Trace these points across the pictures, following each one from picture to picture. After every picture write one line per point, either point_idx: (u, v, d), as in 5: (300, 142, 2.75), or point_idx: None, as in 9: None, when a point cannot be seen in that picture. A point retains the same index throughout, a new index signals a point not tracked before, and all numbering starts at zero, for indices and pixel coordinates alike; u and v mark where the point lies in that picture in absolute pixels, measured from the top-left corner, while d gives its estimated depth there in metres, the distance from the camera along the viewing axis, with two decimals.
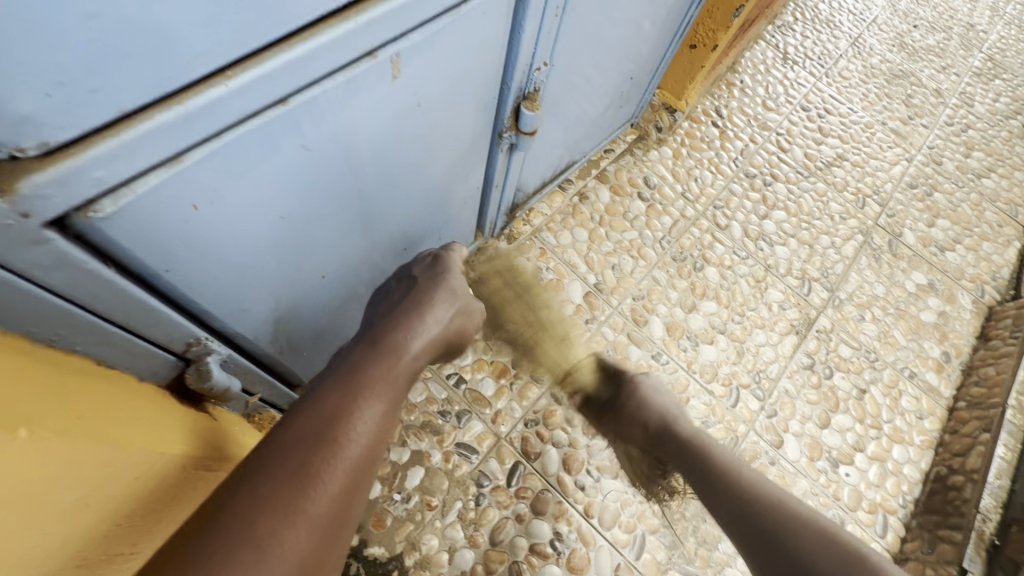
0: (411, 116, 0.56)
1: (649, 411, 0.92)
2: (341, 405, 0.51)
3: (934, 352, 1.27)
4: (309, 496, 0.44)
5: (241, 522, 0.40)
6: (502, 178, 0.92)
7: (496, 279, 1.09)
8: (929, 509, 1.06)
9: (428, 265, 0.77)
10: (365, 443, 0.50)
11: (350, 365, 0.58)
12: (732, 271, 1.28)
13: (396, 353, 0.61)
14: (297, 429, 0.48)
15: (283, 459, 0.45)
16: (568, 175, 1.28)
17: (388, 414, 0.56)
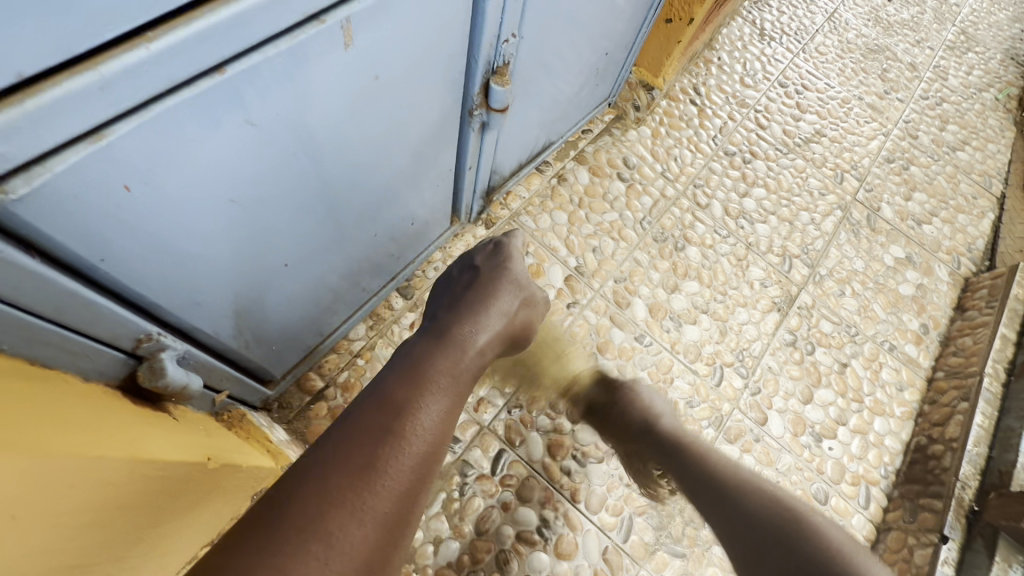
0: (371, 90, 0.52)
1: (640, 409, 0.90)
2: (407, 401, 0.55)
3: (912, 325, 1.28)
4: (376, 490, 0.47)
5: (308, 514, 0.43)
6: (475, 160, 0.89)
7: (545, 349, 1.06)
8: (910, 479, 1.08)
9: (487, 261, 0.82)
10: (428, 439, 0.53)
11: (411, 362, 0.61)
12: (714, 250, 1.27)
13: (452, 355, 0.64)
14: (366, 420, 0.52)
15: (353, 447, 0.49)
16: (545, 157, 1.25)
17: (453, 410, 0.59)
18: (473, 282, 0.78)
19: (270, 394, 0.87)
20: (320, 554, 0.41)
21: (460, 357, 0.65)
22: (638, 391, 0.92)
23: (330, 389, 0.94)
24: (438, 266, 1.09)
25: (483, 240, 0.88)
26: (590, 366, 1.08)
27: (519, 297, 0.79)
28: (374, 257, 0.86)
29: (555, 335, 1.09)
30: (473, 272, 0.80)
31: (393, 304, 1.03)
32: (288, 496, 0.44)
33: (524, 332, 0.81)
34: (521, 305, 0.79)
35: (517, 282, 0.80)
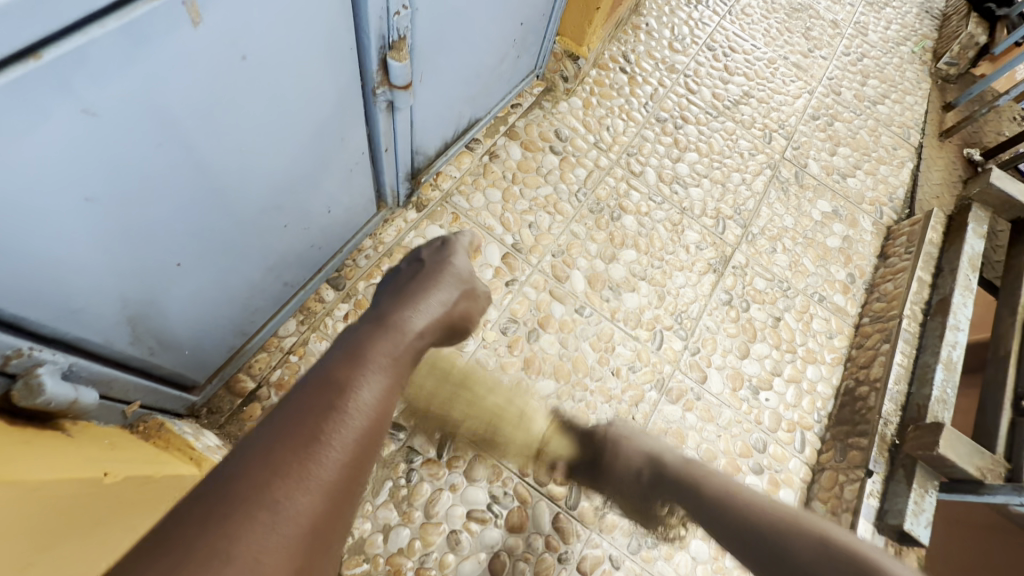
0: (238, 69, 0.49)
1: (633, 453, 0.85)
2: (354, 371, 0.51)
3: (840, 275, 1.33)
4: (323, 457, 0.43)
5: (251, 483, 0.40)
6: (391, 140, 0.87)
7: (427, 380, 0.93)
8: (840, 421, 1.14)
9: (433, 254, 0.75)
10: (378, 409, 0.50)
11: (355, 340, 0.56)
12: (649, 217, 1.29)
13: (399, 332, 0.59)
14: (306, 394, 0.48)
15: (292, 422, 0.45)
16: (474, 134, 1.23)
17: (399, 384, 0.55)
18: (419, 272, 0.72)
19: (196, 400, 0.84)
20: (265, 524, 0.38)
21: (406, 334, 0.60)
22: (621, 433, 0.88)
23: (262, 389, 0.92)
24: (369, 253, 1.06)
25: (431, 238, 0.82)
26: (532, 341, 1.09)
27: (472, 280, 0.74)
28: (293, 251, 0.83)
29: (495, 397, 0.97)
30: (418, 265, 0.73)
31: (324, 296, 1.00)
32: (225, 475, 0.41)
33: (476, 319, 0.74)
34: (476, 287, 0.74)
35: (469, 264, 0.76)
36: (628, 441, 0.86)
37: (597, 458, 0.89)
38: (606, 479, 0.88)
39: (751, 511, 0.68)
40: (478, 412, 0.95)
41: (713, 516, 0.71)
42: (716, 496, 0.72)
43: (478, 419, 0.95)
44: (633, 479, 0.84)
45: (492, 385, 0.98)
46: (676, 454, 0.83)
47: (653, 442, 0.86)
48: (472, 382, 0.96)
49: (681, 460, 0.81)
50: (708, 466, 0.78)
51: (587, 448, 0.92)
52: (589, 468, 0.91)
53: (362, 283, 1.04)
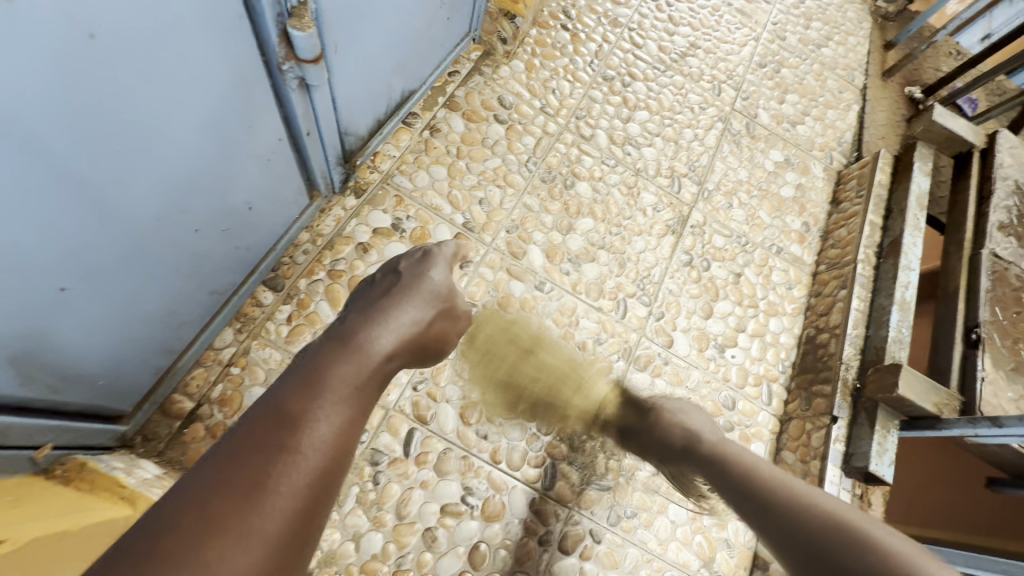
0: (87, 53, 0.42)
1: (675, 432, 0.86)
2: (306, 410, 0.47)
3: (795, 225, 1.33)
4: (264, 509, 0.40)
5: (184, 540, 0.37)
6: (313, 123, 0.78)
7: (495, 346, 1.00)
8: (804, 369, 1.15)
9: (410, 267, 0.71)
10: (331, 450, 0.46)
11: (307, 369, 0.52)
12: (604, 181, 1.24)
13: (357, 360, 0.54)
14: (252, 433, 0.45)
15: (236, 462, 0.42)
16: (411, 108, 1.14)
17: (359, 419, 0.51)
18: (392, 286, 0.67)
19: (127, 429, 0.76)
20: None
21: (368, 358, 0.55)
22: (672, 410, 0.89)
23: (203, 407, 0.84)
24: (307, 248, 0.98)
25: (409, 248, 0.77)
26: (492, 324, 1.04)
27: (446, 299, 0.68)
28: (215, 256, 0.75)
29: (569, 360, 1.04)
30: (394, 278, 0.68)
31: (262, 300, 0.92)
32: (160, 525, 0.38)
33: (449, 342, 0.68)
34: (449, 309, 0.68)
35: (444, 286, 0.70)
36: (671, 415, 0.88)
37: (642, 427, 0.91)
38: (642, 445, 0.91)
39: (782, 499, 0.66)
40: (552, 376, 1.01)
41: (743, 497, 0.70)
42: (741, 476, 0.73)
43: (549, 382, 1.00)
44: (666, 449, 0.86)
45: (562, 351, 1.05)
46: (713, 436, 0.83)
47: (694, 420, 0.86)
48: (543, 352, 1.02)
49: (719, 445, 0.80)
50: (740, 448, 0.78)
51: (633, 417, 0.95)
52: (632, 435, 0.94)
53: (304, 281, 0.96)
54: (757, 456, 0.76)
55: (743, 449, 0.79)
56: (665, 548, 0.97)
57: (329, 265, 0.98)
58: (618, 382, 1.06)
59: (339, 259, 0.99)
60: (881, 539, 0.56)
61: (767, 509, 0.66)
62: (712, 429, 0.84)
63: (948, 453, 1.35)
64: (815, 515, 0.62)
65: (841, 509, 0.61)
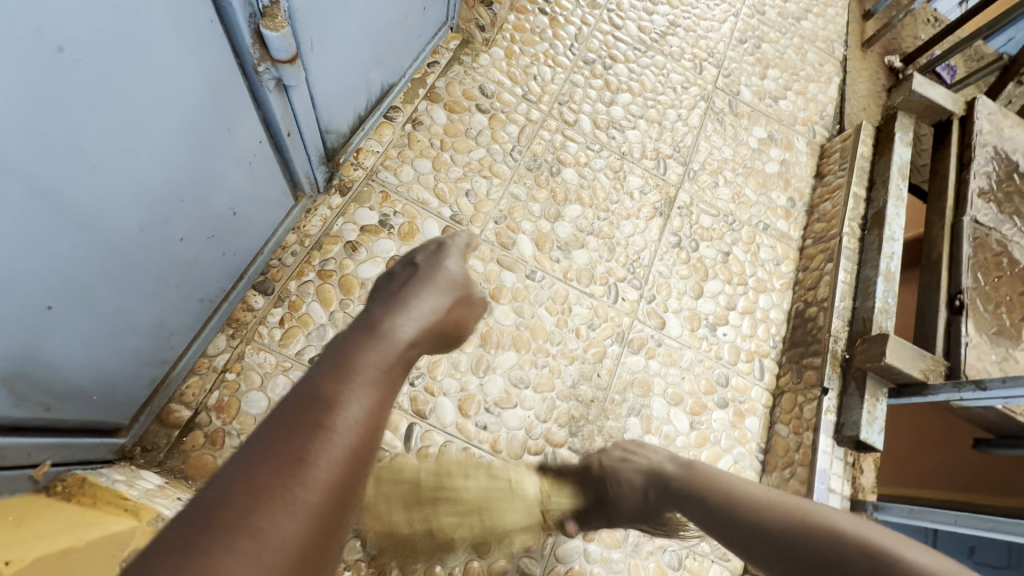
0: (58, 67, 0.41)
1: (633, 476, 0.79)
2: (339, 388, 0.47)
3: (781, 201, 1.35)
4: (305, 482, 0.40)
5: (231, 514, 0.38)
6: (293, 123, 0.77)
7: (395, 490, 0.85)
8: (795, 343, 1.17)
9: (426, 260, 0.71)
10: (367, 427, 0.46)
11: (337, 351, 0.51)
12: (589, 167, 1.24)
13: (385, 342, 0.54)
14: (288, 414, 0.44)
15: (273, 441, 0.42)
16: (391, 102, 1.13)
17: (391, 397, 0.50)
18: (412, 276, 0.67)
19: (125, 441, 0.76)
20: (246, 556, 0.36)
21: (396, 341, 0.54)
22: (617, 459, 0.83)
23: (201, 415, 0.84)
24: (295, 249, 0.97)
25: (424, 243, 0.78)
26: (486, 315, 1.05)
27: (459, 290, 0.69)
28: (203, 263, 0.74)
29: (483, 475, 0.89)
30: (411, 271, 0.69)
31: (253, 304, 0.92)
32: (207, 502, 0.39)
33: (466, 327, 0.69)
34: (463, 297, 0.68)
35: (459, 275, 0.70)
36: (624, 465, 0.81)
37: (599, 493, 0.83)
38: (608, 512, 0.82)
39: (780, 523, 0.59)
40: (475, 504, 0.86)
41: (734, 529, 0.63)
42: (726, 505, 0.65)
43: (472, 513, 0.86)
44: (635, 499, 0.79)
45: (471, 475, 0.89)
46: (678, 464, 0.76)
47: (652, 456, 0.80)
48: (457, 476, 0.88)
49: (689, 472, 0.74)
50: (714, 472, 0.71)
51: (586, 491, 0.86)
52: (596, 508, 0.84)
53: (293, 283, 0.95)
54: (736, 478, 0.68)
55: (712, 468, 0.72)
56: None
57: (318, 266, 0.97)
58: (547, 472, 0.93)
59: (328, 259, 0.98)
60: (895, 549, 0.50)
61: (768, 538, 0.59)
62: (673, 457, 0.79)
63: (935, 416, 1.39)
64: (818, 535, 0.55)
65: (842, 522, 0.55)
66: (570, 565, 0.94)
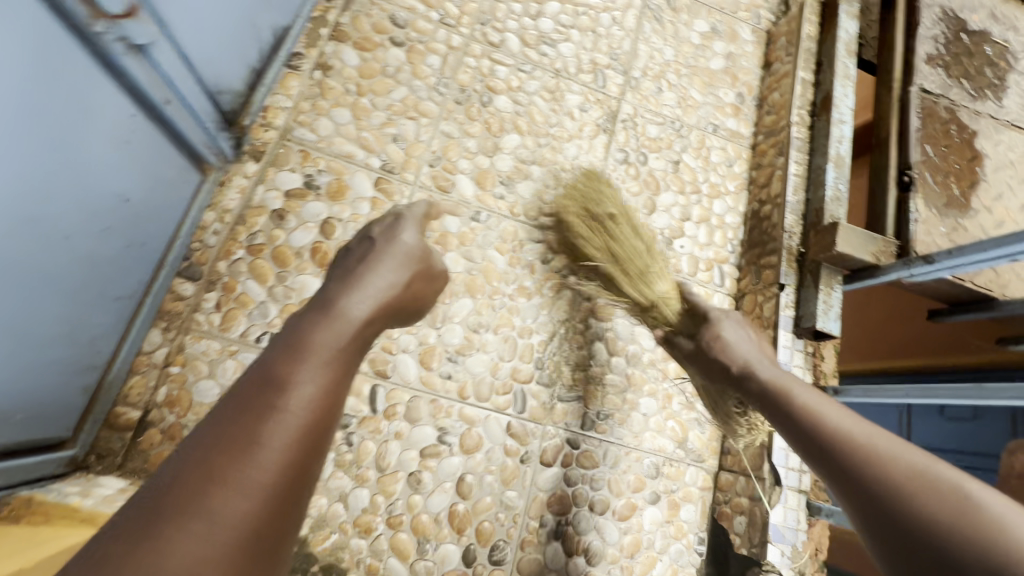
0: None
1: (734, 352, 0.83)
2: (291, 369, 0.47)
3: (729, 98, 1.28)
4: (256, 462, 0.41)
5: (185, 493, 0.38)
6: (167, 88, 0.68)
7: (574, 205, 1.01)
8: (752, 245, 1.16)
9: (382, 233, 0.71)
10: (320, 405, 0.46)
11: (292, 333, 0.51)
12: (523, 91, 1.15)
13: (338, 321, 0.54)
14: (241, 395, 0.45)
15: (227, 424, 0.43)
16: (291, 47, 1.01)
17: (343, 378, 0.50)
18: (367, 253, 0.67)
19: (75, 452, 0.74)
20: (198, 534, 0.37)
21: (349, 320, 0.54)
22: (723, 332, 0.86)
23: (152, 413, 0.81)
24: (216, 228, 0.90)
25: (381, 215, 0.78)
26: None
27: (419, 262, 0.69)
28: (106, 259, 0.68)
29: (645, 247, 0.98)
30: (369, 245, 0.69)
31: (182, 292, 0.86)
32: (162, 484, 0.40)
33: (423, 300, 0.70)
34: (423, 270, 0.69)
35: (417, 252, 0.70)
36: (726, 341, 0.85)
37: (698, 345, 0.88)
38: (697, 358, 0.88)
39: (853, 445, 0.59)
40: (613, 253, 0.96)
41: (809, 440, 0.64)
42: (806, 424, 0.66)
43: (609, 256, 0.97)
44: (721, 373, 0.83)
45: (640, 234, 0.99)
46: (771, 368, 0.79)
47: (748, 348, 0.83)
48: (621, 221, 0.98)
49: (778, 378, 0.76)
50: (799, 382, 0.73)
51: (691, 324, 0.91)
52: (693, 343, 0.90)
53: (222, 264, 0.89)
54: (818, 393, 0.70)
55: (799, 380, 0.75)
56: (641, 439, 1.03)
57: (246, 242, 0.91)
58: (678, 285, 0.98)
59: (255, 234, 0.92)
60: (972, 494, 0.49)
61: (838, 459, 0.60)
62: (768, 361, 0.81)
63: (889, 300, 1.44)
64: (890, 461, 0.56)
65: (926, 459, 0.54)
66: (551, 492, 0.96)
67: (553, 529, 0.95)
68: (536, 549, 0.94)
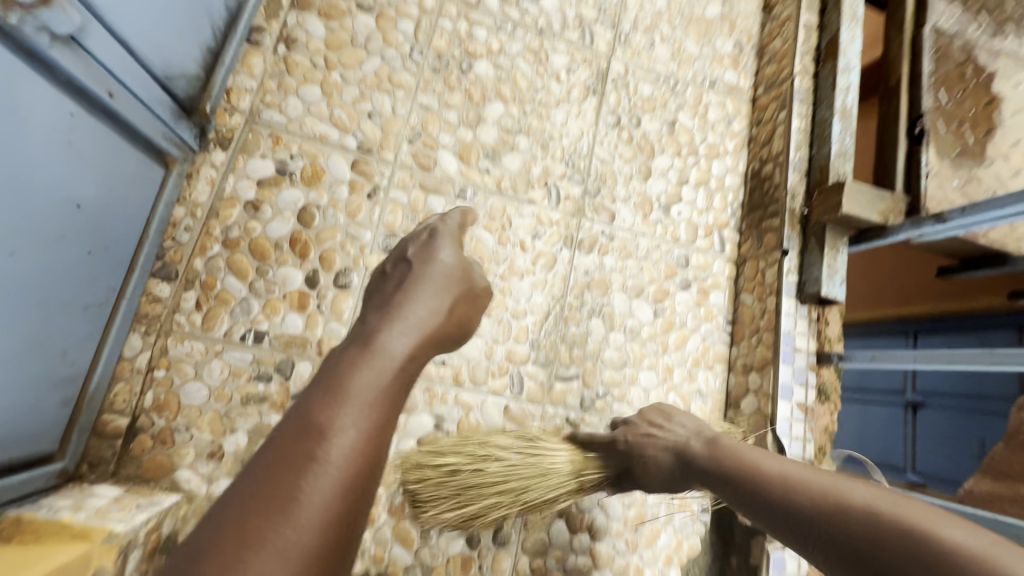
0: None
1: (659, 454, 0.76)
2: (332, 415, 0.44)
3: (727, 49, 1.20)
4: (293, 523, 0.39)
5: (220, 557, 0.37)
6: (106, 79, 0.63)
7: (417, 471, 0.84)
8: (753, 208, 1.11)
9: (421, 250, 0.66)
10: (362, 456, 0.43)
11: (330, 372, 0.48)
12: (505, 54, 1.07)
13: (382, 356, 0.50)
14: (281, 445, 0.42)
15: (264, 479, 0.41)
16: (250, 20, 0.93)
17: (389, 422, 0.47)
18: (408, 275, 0.63)
19: (65, 464, 0.73)
20: None
21: (393, 355, 0.50)
22: (640, 434, 0.79)
23: (141, 418, 0.80)
24: (188, 224, 0.86)
25: (418, 226, 0.73)
26: None
27: (461, 283, 0.64)
28: (67, 268, 0.65)
29: (512, 464, 0.82)
30: (408, 265, 0.64)
31: (159, 294, 0.83)
32: (199, 545, 0.38)
33: (469, 324, 0.65)
34: (466, 291, 0.64)
35: (460, 271, 0.65)
36: (649, 437, 0.78)
37: (626, 467, 0.79)
38: (628, 474, 0.80)
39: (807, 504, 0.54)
40: (509, 476, 0.82)
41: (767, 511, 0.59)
42: (765, 497, 0.59)
43: (503, 481, 0.82)
44: (661, 478, 0.76)
45: (505, 454, 0.84)
46: (702, 439, 0.73)
47: (671, 432, 0.77)
48: (470, 469, 0.83)
49: (715, 449, 0.70)
50: (737, 446, 0.68)
51: (612, 458, 0.81)
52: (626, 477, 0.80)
53: (198, 261, 0.86)
54: (762, 451, 0.65)
55: (733, 441, 0.70)
56: None
57: (221, 236, 0.87)
58: (574, 439, 0.86)
59: (230, 227, 0.88)
60: (932, 526, 0.45)
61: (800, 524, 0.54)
62: (693, 432, 0.76)
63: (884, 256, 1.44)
64: (844, 514, 0.51)
65: (878, 501, 0.50)
66: None
67: (557, 508, 0.95)
68: (540, 529, 0.94)
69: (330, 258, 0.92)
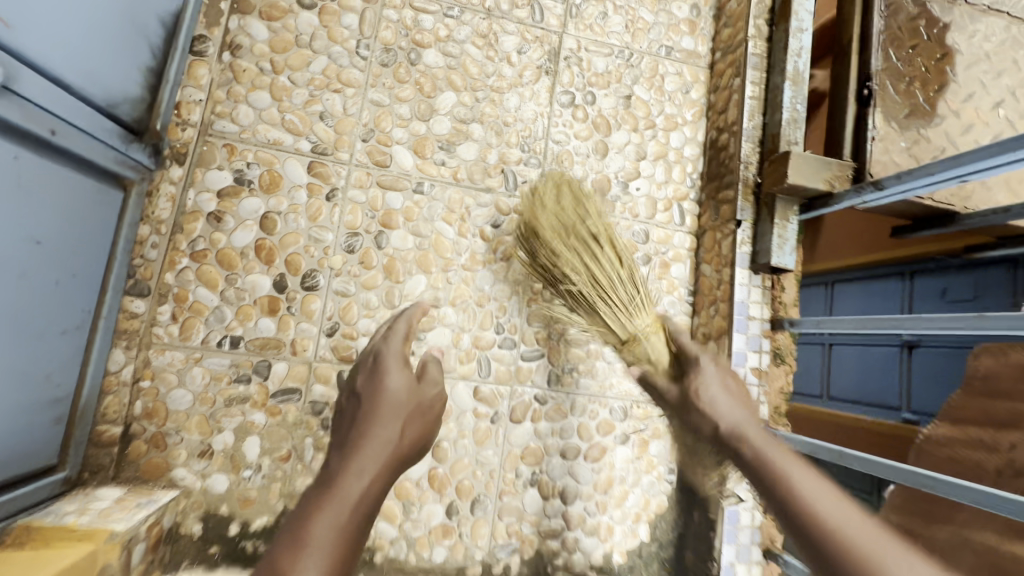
0: None
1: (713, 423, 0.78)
2: (291, 564, 0.55)
3: (682, 13, 1.17)
4: None
5: None
6: (44, 119, 0.65)
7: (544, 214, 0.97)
8: (711, 178, 1.12)
9: (370, 380, 0.76)
10: None
11: (292, 525, 0.60)
12: (453, 40, 1.07)
13: (336, 501, 0.61)
14: None
15: None
16: (191, 31, 0.94)
17: (342, 557, 0.58)
18: (359, 409, 0.73)
19: (68, 472, 0.81)
20: None
21: (346, 499, 0.62)
22: (709, 395, 0.81)
23: (133, 426, 0.87)
24: (155, 241, 0.90)
25: (367, 349, 0.82)
26: (383, 247, 1.00)
27: (410, 406, 0.74)
28: (37, 300, 0.70)
29: (627, 275, 0.93)
30: (359, 399, 0.74)
31: (135, 310, 0.89)
32: None
33: (423, 439, 0.75)
34: (415, 412, 0.74)
35: (408, 392, 0.75)
36: (709, 405, 0.81)
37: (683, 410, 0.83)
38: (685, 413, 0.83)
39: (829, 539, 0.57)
40: (592, 276, 0.93)
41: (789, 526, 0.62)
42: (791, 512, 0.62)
43: (580, 274, 0.93)
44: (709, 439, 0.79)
45: (622, 260, 0.95)
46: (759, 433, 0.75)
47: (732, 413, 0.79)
48: (596, 252, 0.94)
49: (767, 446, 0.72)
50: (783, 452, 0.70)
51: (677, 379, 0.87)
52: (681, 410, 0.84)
53: (169, 275, 0.90)
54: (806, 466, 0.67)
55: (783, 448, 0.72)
56: (607, 386, 1.07)
57: (188, 250, 0.91)
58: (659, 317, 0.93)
59: (195, 240, 0.92)
60: None
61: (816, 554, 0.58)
62: (753, 423, 0.77)
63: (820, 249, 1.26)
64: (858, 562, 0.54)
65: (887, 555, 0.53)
66: (525, 446, 1.03)
67: (529, 478, 1.02)
68: (515, 498, 1.01)
69: (294, 262, 0.95)
